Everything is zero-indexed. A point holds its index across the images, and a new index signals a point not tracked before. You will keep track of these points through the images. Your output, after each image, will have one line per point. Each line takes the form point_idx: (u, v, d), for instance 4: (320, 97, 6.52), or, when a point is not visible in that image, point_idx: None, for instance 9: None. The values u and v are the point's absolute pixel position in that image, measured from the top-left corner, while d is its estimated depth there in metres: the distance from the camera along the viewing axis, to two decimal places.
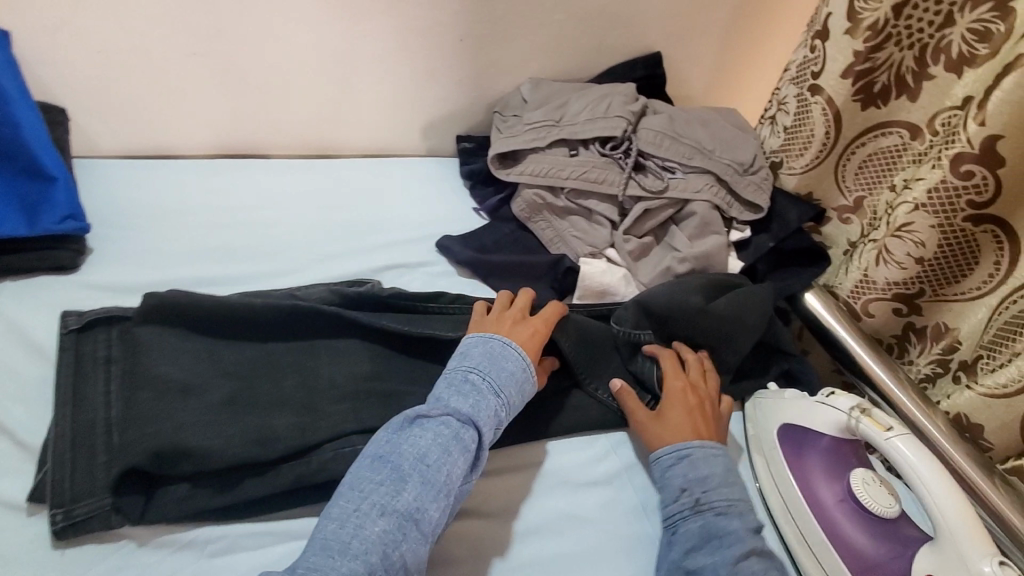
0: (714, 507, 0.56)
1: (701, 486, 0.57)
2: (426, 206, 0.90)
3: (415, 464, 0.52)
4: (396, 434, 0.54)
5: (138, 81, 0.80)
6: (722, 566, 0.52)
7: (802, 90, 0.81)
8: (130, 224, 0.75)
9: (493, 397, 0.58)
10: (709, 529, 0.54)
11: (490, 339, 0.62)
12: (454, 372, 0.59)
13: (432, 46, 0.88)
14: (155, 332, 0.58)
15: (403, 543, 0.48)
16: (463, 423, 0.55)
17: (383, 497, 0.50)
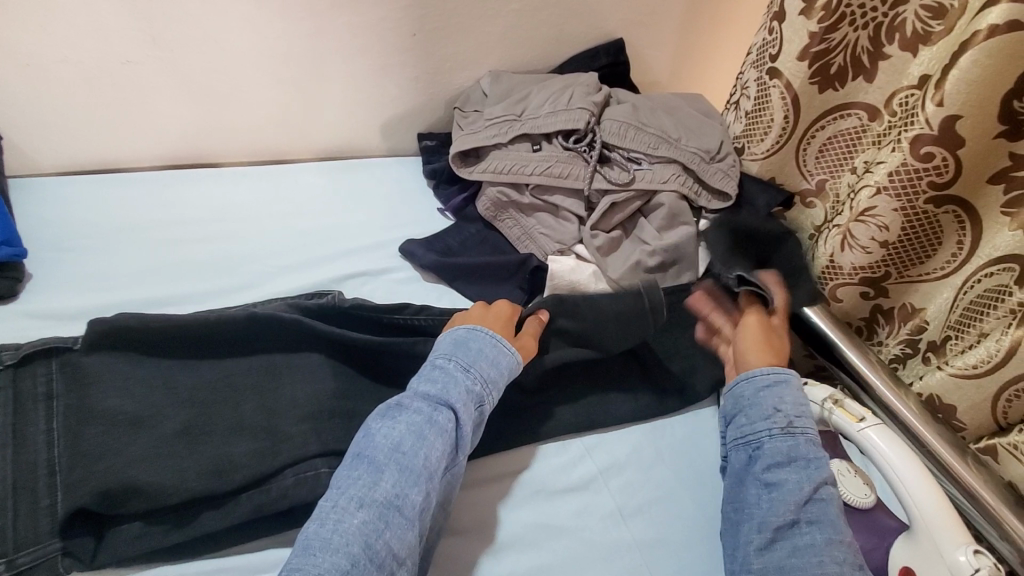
0: (803, 432, 0.56)
1: (795, 412, 0.57)
2: (389, 209, 0.87)
3: (391, 453, 0.50)
4: (368, 429, 0.53)
5: (72, 92, 0.75)
6: (803, 483, 0.53)
7: (762, 74, 0.80)
8: (75, 247, 0.71)
9: (466, 376, 0.57)
10: (794, 448, 0.55)
11: (455, 329, 0.61)
12: (424, 364, 0.58)
13: (385, 42, 0.84)
14: (105, 360, 0.54)
15: (386, 530, 0.46)
16: (436, 406, 0.54)
17: (360, 490, 0.48)
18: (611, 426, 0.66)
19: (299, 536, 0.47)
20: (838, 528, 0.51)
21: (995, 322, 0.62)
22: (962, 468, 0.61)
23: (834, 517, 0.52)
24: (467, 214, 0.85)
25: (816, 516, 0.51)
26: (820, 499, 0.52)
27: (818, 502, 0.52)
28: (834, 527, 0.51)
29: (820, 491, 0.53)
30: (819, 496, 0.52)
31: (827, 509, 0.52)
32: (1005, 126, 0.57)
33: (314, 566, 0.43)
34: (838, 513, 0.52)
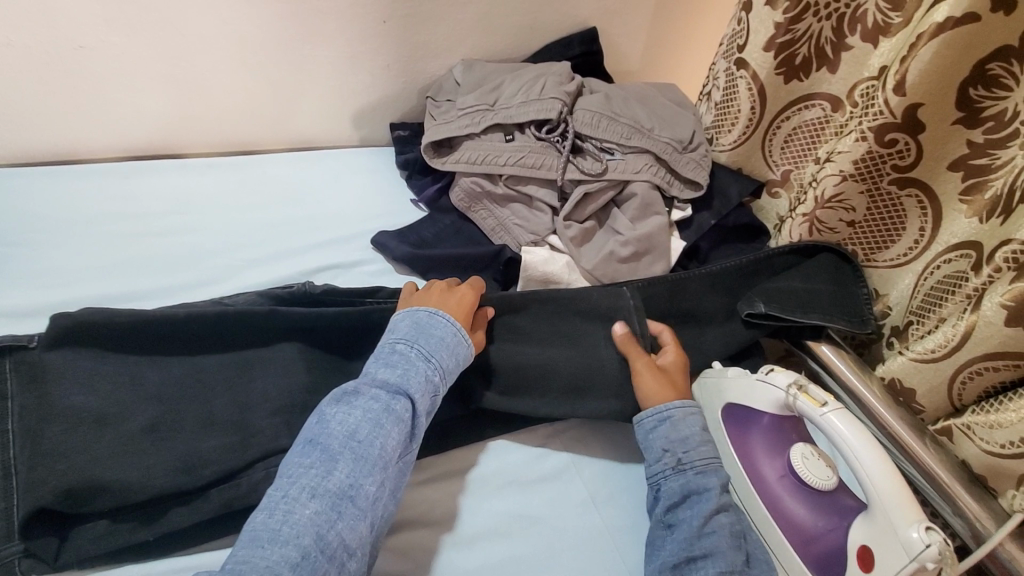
0: (693, 466, 0.58)
1: (683, 447, 0.59)
2: (363, 201, 0.86)
3: (346, 442, 0.50)
4: (322, 415, 0.52)
5: (25, 80, 0.72)
6: (694, 519, 0.55)
7: (730, 64, 0.81)
8: (30, 244, 0.68)
9: (423, 365, 0.56)
10: (688, 486, 0.57)
11: (415, 310, 0.60)
12: (381, 348, 0.57)
13: (354, 28, 0.82)
14: (66, 356, 0.51)
15: (339, 521, 0.46)
16: (393, 395, 0.53)
17: (312, 481, 0.48)
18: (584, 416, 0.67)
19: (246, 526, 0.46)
20: (735, 559, 0.52)
21: (953, 308, 0.63)
22: (920, 449, 0.63)
23: (729, 548, 0.53)
24: (441, 205, 0.85)
25: (708, 548, 0.53)
26: (712, 530, 0.54)
27: (711, 534, 0.54)
28: (729, 560, 0.52)
29: (712, 524, 0.54)
30: (710, 529, 0.54)
31: (721, 540, 0.53)
32: (962, 113, 0.60)
33: (260, 558, 0.43)
34: (734, 544, 0.53)
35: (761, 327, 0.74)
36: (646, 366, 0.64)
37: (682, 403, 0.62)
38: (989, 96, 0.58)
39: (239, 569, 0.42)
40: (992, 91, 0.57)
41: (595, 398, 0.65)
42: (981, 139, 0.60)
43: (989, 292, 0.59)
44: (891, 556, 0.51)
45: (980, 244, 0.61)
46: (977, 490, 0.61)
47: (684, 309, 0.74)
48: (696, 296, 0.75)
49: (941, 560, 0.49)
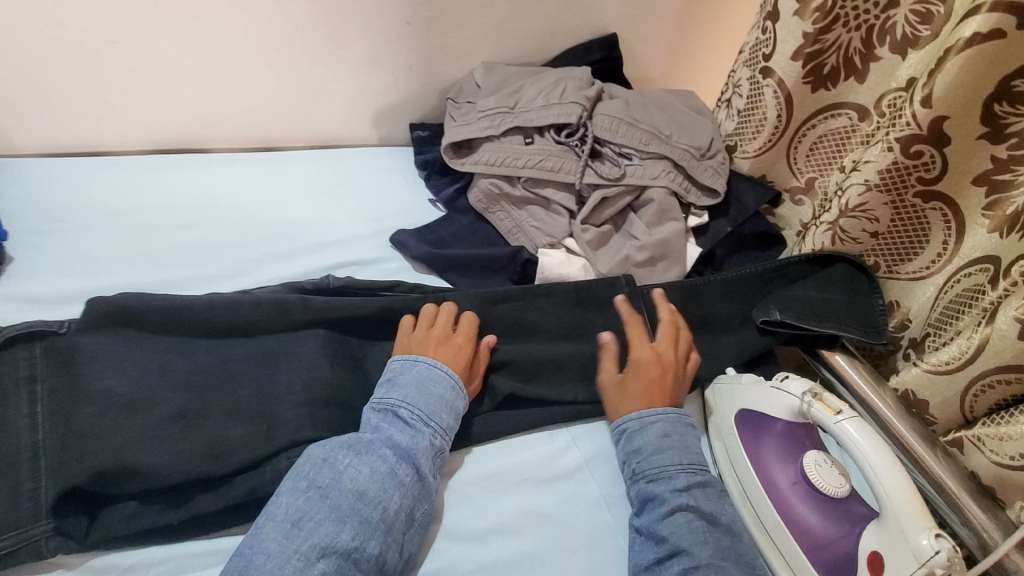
0: (646, 475, 0.58)
1: (636, 457, 0.60)
2: (384, 199, 0.87)
3: (355, 501, 0.49)
4: (332, 463, 0.51)
5: (56, 72, 0.73)
6: (650, 525, 0.55)
7: (755, 73, 0.82)
8: (59, 231, 0.69)
9: (426, 427, 0.55)
10: (641, 494, 0.58)
11: (415, 361, 0.60)
12: (387, 401, 0.56)
13: (378, 29, 0.84)
14: (98, 341, 0.53)
15: None
16: (401, 458, 0.52)
17: (321, 539, 0.46)
18: (598, 417, 0.68)
19: (241, 568, 0.44)
20: (701, 556, 0.52)
21: (969, 320, 0.64)
22: (932, 459, 0.63)
23: (692, 544, 0.53)
24: (459, 206, 0.86)
25: (672, 549, 0.53)
26: (670, 530, 0.54)
27: (670, 535, 0.54)
28: (691, 558, 0.52)
29: (669, 526, 0.54)
30: (668, 531, 0.54)
31: (682, 538, 0.53)
32: (987, 128, 0.61)
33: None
34: (698, 540, 0.53)
35: (775, 335, 0.75)
36: (609, 380, 0.66)
37: (638, 415, 0.62)
38: (1014, 112, 0.58)
39: None
40: (1016, 107, 0.58)
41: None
42: (1005, 155, 0.60)
43: (1004, 307, 0.59)
44: (900, 562, 0.52)
45: (998, 257, 0.61)
46: (985, 501, 0.61)
47: (696, 315, 0.76)
48: (710, 303, 0.77)
49: (948, 567, 0.50)
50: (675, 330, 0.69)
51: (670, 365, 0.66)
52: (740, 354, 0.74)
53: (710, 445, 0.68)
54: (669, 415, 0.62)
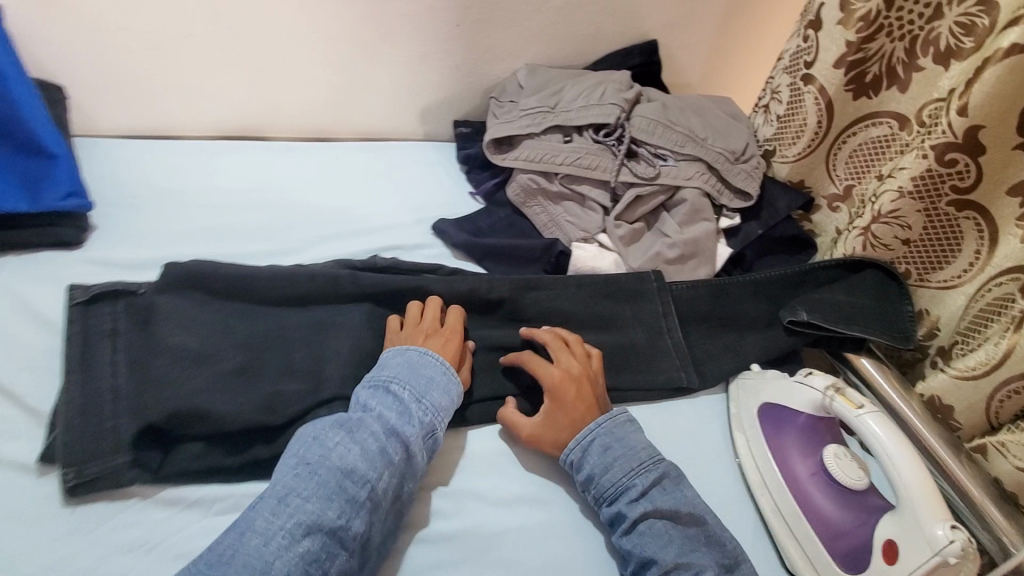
0: (603, 496, 0.58)
1: (589, 485, 0.59)
2: (427, 190, 0.92)
3: (342, 479, 0.50)
4: (321, 440, 0.52)
5: (138, 60, 0.80)
6: (621, 539, 0.56)
7: (796, 80, 0.84)
8: (134, 203, 0.75)
9: (415, 407, 0.56)
10: (606, 512, 0.58)
11: (405, 350, 0.61)
12: (377, 381, 0.58)
13: (430, 30, 0.89)
14: (173, 301, 0.59)
15: (328, 561, 0.47)
16: (390, 436, 0.54)
17: (306, 517, 0.48)
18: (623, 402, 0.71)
19: (231, 542, 0.46)
20: (667, 558, 0.54)
21: (998, 328, 0.65)
22: (954, 466, 0.64)
23: (659, 551, 0.54)
24: (498, 199, 0.90)
25: (643, 558, 0.54)
26: (636, 543, 0.55)
27: (638, 545, 0.55)
28: (660, 564, 0.53)
29: (636, 538, 0.55)
30: (635, 542, 0.55)
31: (650, 546, 0.55)
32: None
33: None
34: (663, 545, 0.55)
35: (801, 335, 0.77)
36: (532, 428, 0.62)
37: (578, 444, 0.60)
38: None
39: None
40: None
41: (635, 371, 0.72)
42: None
43: None
44: (914, 550, 0.54)
45: None
46: (1007, 508, 0.61)
47: (722, 312, 0.78)
48: (738, 301, 0.79)
49: (961, 556, 0.52)
50: (565, 341, 0.68)
51: (581, 375, 0.64)
52: (766, 351, 0.76)
53: (730, 437, 0.70)
54: (595, 431, 0.61)
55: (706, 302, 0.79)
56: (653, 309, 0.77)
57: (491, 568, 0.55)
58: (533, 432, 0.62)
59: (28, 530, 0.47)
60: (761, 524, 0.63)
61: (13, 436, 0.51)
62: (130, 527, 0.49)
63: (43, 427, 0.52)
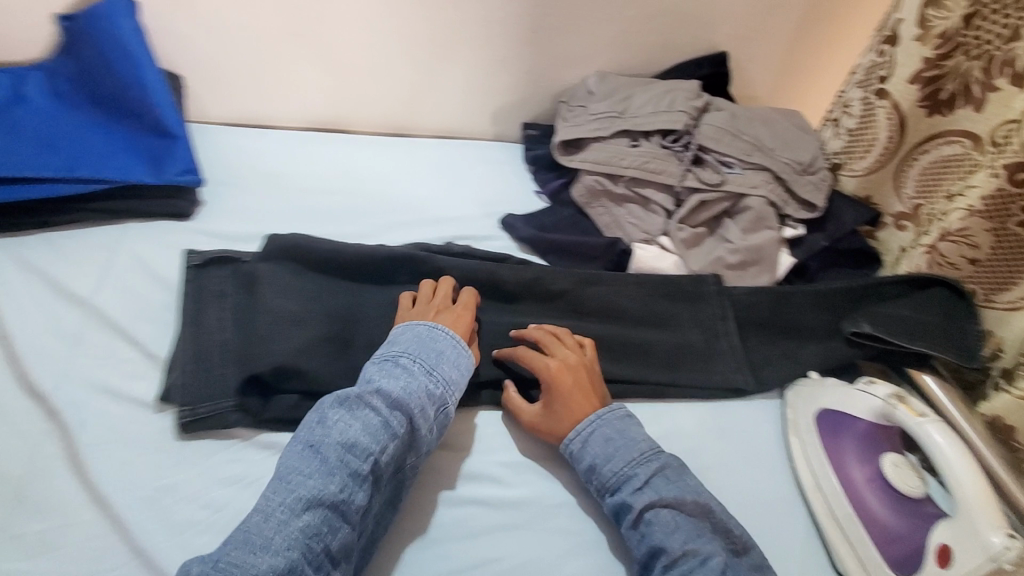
0: (607, 487, 0.59)
1: (592, 475, 0.60)
2: (496, 186, 0.96)
3: (343, 454, 0.51)
4: (324, 418, 0.54)
5: (245, 53, 0.88)
6: (628, 531, 0.56)
7: (868, 94, 0.85)
8: (236, 183, 0.83)
9: (420, 379, 0.57)
10: (611, 505, 0.58)
11: (414, 325, 0.62)
12: (385, 357, 0.59)
13: (509, 35, 0.94)
14: (273, 268, 0.65)
15: (329, 534, 0.48)
16: (392, 409, 0.55)
17: (307, 490, 0.49)
18: (679, 398, 0.72)
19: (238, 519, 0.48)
20: (673, 545, 0.53)
21: None
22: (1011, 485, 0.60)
23: (665, 538, 0.54)
24: (563, 199, 0.94)
25: (650, 548, 0.54)
26: (643, 532, 0.55)
27: (644, 535, 0.55)
28: (667, 550, 0.53)
29: (642, 528, 0.55)
30: (642, 531, 0.55)
31: (656, 532, 0.54)
32: None
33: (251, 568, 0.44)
34: (671, 532, 0.54)
35: (863, 347, 0.77)
36: (533, 417, 0.63)
37: (578, 432, 0.61)
38: None
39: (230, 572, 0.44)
40: None
41: (692, 369, 0.74)
42: None
43: None
44: (968, 555, 0.54)
45: None
46: None
47: (783, 319, 0.79)
48: (800, 310, 0.79)
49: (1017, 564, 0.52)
50: (556, 335, 0.69)
51: (578, 364, 0.65)
52: (826, 361, 0.77)
53: (785, 440, 0.71)
54: (593, 421, 0.61)
55: (767, 308, 0.79)
56: (711, 311, 0.78)
57: (548, 537, 0.58)
58: (534, 419, 0.63)
59: (147, 457, 0.53)
60: (814, 527, 0.64)
61: (135, 375, 0.58)
62: (231, 463, 0.55)
63: (161, 370, 0.59)
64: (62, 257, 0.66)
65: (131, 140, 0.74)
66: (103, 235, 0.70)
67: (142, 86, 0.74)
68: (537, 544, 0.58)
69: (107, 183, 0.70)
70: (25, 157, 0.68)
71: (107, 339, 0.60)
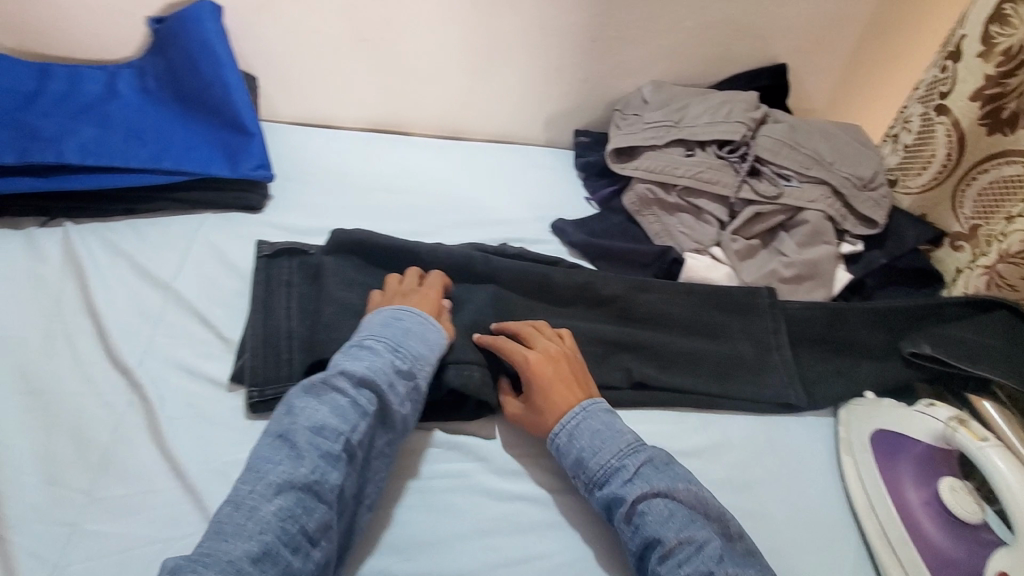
0: (597, 481, 0.57)
1: (580, 469, 0.58)
2: (547, 191, 0.98)
3: (311, 437, 0.51)
4: (291, 406, 0.53)
5: (314, 57, 0.92)
6: (623, 525, 0.55)
7: (928, 110, 0.84)
8: (301, 179, 0.87)
9: (386, 358, 0.57)
10: (602, 499, 0.57)
11: (379, 312, 0.63)
12: (351, 343, 0.59)
13: (568, 43, 0.95)
14: (335, 262, 0.69)
15: (304, 515, 0.48)
16: (359, 388, 0.55)
17: (278, 475, 0.49)
18: (730, 409, 0.72)
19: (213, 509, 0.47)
20: (670, 534, 0.52)
21: None
22: None
23: (662, 528, 0.53)
24: (614, 206, 0.94)
25: (647, 538, 0.53)
26: (638, 524, 0.54)
27: (638, 527, 0.54)
28: (664, 540, 0.52)
29: (636, 520, 0.54)
30: (636, 524, 0.54)
31: (651, 523, 0.53)
32: None
33: (223, 553, 0.43)
34: (667, 522, 0.53)
35: (921, 369, 0.75)
36: (518, 410, 0.63)
37: (563, 425, 0.60)
38: None
39: (203, 561, 0.43)
40: None
41: (743, 381, 0.73)
42: None
43: None
44: None
45: None
46: None
47: (838, 336, 0.78)
48: (855, 328, 0.78)
49: None
50: (534, 326, 0.68)
51: (557, 354, 0.65)
52: (883, 381, 0.75)
53: (837, 459, 0.70)
54: (577, 413, 0.61)
55: (822, 325, 0.78)
56: (764, 324, 0.77)
57: (594, 537, 0.59)
58: (518, 411, 0.63)
59: (219, 432, 0.56)
60: (865, 548, 0.63)
61: (210, 355, 0.62)
62: None
63: (232, 353, 0.62)
64: (146, 243, 0.71)
65: (210, 135, 0.78)
66: (181, 225, 0.74)
67: (224, 85, 0.78)
68: (582, 544, 0.58)
69: (188, 175, 0.75)
70: (118, 147, 0.73)
71: (185, 322, 0.64)
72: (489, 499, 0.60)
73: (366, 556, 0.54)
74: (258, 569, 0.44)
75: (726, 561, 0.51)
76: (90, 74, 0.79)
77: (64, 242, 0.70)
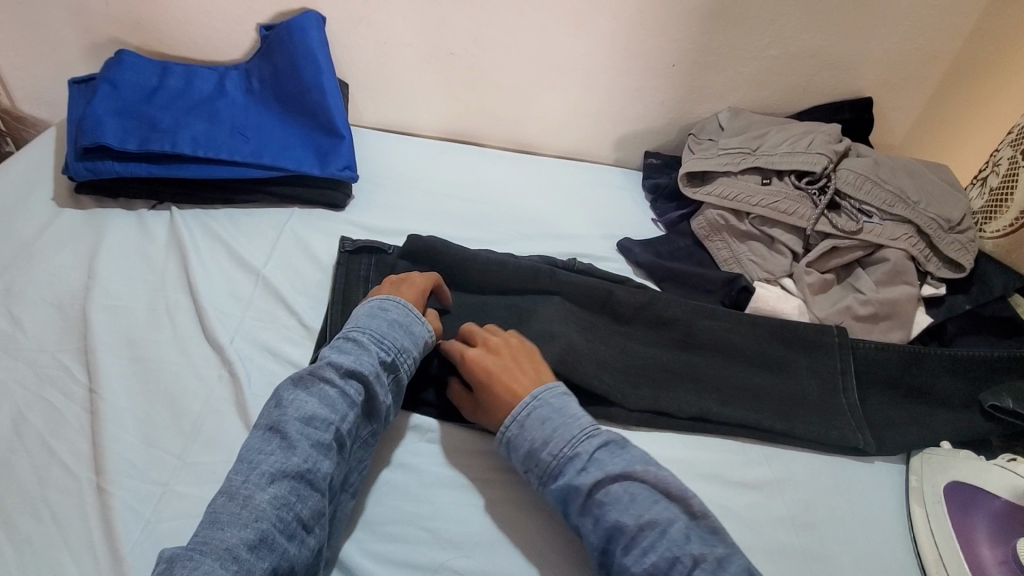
0: (552, 472, 0.55)
1: (534, 461, 0.56)
2: (614, 210, 0.98)
3: (302, 428, 0.53)
4: (280, 398, 0.55)
5: (403, 68, 0.96)
6: (581, 517, 0.53)
7: (1017, 153, 0.82)
8: (382, 182, 0.91)
9: (373, 351, 0.59)
10: (558, 494, 0.55)
11: (370, 301, 0.65)
12: (339, 335, 0.61)
13: (650, 67, 0.96)
14: (410, 267, 0.73)
15: (298, 502, 0.49)
16: (347, 379, 0.56)
17: (271, 465, 0.50)
18: (793, 445, 0.70)
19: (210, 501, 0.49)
20: (631, 520, 0.51)
21: None
22: None
23: (622, 516, 0.52)
24: (681, 229, 0.94)
25: (607, 530, 0.52)
26: (596, 514, 0.52)
27: (597, 518, 0.52)
28: (625, 527, 0.51)
29: (594, 511, 0.53)
30: (594, 515, 0.53)
31: (613, 512, 0.52)
32: None
33: (221, 541, 0.45)
34: (628, 509, 0.52)
35: (1002, 423, 0.71)
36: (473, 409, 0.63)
37: (512, 419, 0.58)
38: None
39: (201, 549, 0.45)
40: None
41: (806, 421, 0.70)
42: None
43: None
44: None
45: None
46: None
47: (913, 382, 0.75)
48: (932, 375, 0.75)
49: None
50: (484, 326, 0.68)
51: (500, 347, 0.64)
52: (960, 433, 0.71)
53: (907, 508, 0.66)
54: (528, 404, 0.58)
55: (895, 369, 0.75)
56: (832, 363, 0.74)
57: None
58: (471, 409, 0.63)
59: None
60: None
61: (292, 341, 0.65)
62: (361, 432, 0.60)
63: (311, 340, 0.66)
64: (240, 232, 0.77)
65: (304, 136, 0.83)
66: (272, 218, 0.80)
67: (321, 90, 0.83)
68: None
69: (281, 171, 0.80)
70: (222, 141, 0.79)
71: (270, 306, 0.68)
72: (543, 505, 0.60)
73: (424, 548, 0.56)
74: (257, 557, 0.45)
75: (693, 540, 0.51)
76: (203, 73, 0.85)
77: (169, 225, 0.76)
